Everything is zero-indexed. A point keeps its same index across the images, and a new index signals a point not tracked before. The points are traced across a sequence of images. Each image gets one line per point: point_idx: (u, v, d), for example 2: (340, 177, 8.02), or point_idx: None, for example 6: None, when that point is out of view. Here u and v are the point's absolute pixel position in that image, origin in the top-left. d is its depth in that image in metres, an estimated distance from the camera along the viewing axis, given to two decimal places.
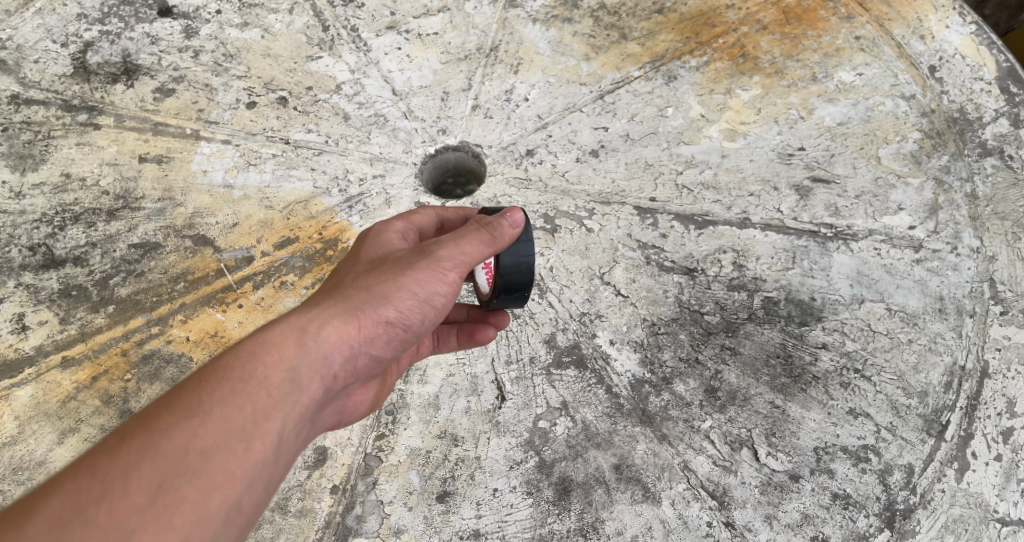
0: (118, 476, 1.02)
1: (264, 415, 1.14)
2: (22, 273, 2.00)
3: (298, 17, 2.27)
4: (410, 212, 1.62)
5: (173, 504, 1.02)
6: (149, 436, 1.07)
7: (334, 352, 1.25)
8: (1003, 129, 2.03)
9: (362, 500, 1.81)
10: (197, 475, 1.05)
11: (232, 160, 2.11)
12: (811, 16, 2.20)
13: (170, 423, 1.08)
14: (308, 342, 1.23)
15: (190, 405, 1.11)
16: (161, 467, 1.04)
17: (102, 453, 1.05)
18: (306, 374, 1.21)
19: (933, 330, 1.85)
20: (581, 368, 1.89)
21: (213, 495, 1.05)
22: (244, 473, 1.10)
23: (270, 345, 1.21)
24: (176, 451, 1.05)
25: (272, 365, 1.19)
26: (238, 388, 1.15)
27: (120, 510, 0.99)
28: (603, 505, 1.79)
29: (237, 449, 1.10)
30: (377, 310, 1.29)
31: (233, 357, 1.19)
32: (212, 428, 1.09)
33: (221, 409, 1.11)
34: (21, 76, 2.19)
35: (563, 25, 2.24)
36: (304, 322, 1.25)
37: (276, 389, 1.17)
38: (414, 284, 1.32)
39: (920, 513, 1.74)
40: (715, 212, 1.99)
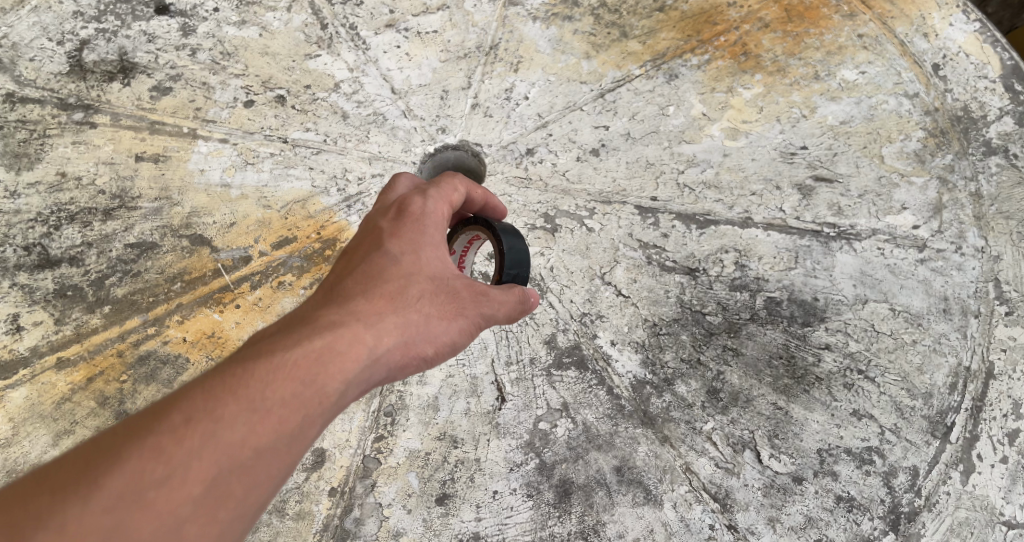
0: (179, 461, 0.98)
1: (316, 422, 1.09)
2: (17, 274, 1.98)
3: (297, 15, 2.23)
4: (454, 189, 1.45)
5: (220, 500, 0.99)
6: (210, 423, 1.01)
7: (382, 370, 1.20)
8: (1007, 128, 2.01)
9: (361, 502, 1.79)
10: (249, 476, 1.01)
11: (229, 159, 2.09)
12: (814, 13, 2.17)
13: (231, 415, 1.03)
14: (367, 356, 1.16)
15: (250, 398, 1.04)
16: (218, 461, 0.99)
17: (162, 434, 1.00)
18: (357, 390, 1.16)
19: (938, 330, 1.83)
20: (581, 369, 1.87)
21: (256, 498, 1.02)
22: (285, 482, 1.07)
23: (332, 349, 1.14)
24: (234, 447, 1.01)
25: (332, 373, 1.11)
26: (297, 388, 1.08)
27: (175, 499, 0.96)
28: (604, 508, 1.78)
29: (285, 455, 1.05)
30: (426, 341, 1.25)
31: (296, 352, 1.11)
32: (267, 429, 1.04)
33: (279, 408, 1.05)
34: (16, 74, 2.17)
35: (564, 23, 2.21)
36: (367, 332, 1.18)
37: (330, 400, 1.11)
38: (462, 328, 1.29)
39: (924, 516, 1.73)
40: (717, 212, 1.97)
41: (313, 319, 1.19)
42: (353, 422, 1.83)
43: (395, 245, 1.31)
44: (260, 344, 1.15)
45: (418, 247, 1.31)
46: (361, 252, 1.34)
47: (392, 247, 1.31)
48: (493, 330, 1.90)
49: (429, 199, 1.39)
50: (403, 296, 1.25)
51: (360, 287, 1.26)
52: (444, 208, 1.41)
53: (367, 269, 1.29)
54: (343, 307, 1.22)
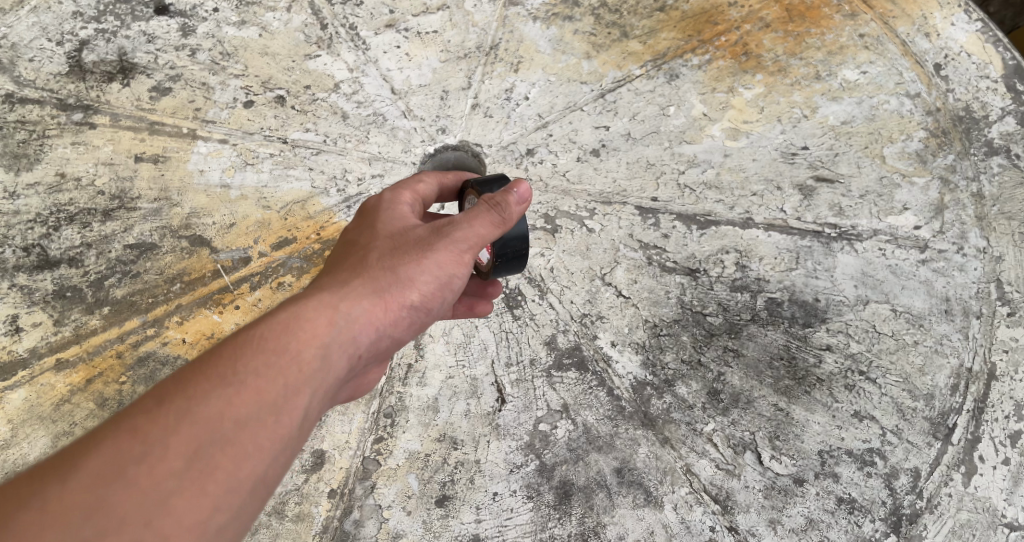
0: (156, 438, 0.98)
1: (296, 386, 1.10)
2: (16, 275, 1.97)
3: (296, 15, 2.23)
4: (418, 182, 1.55)
5: (207, 470, 0.98)
6: (183, 399, 1.02)
7: (362, 331, 1.22)
8: (1009, 128, 2.01)
9: (360, 504, 1.79)
10: (233, 445, 1.01)
11: (229, 160, 2.09)
12: (816, 13, 2.17)
13: (205, 389, 1.04)
14: (339, 319, 1.20)
15: (220, 372, 1.06)
16: (198, 432, 1.00)
17: (135, 415, 1.01)
18: (335, 354, 1.18)
19: (940, 331, 1.82)
20: (582, 370, 1.87)
21: (246, 466, 1.01)
22: (276, 451, 1.05)
23: (299, 317, 1.17)
24: (212, 418, 1.01)
25: (303, 337, 1.15)
26: (270, 356, 1.11)
27: (159, 474, 0.96)
28: (604, 510, 1.77)
29: (269, 419, 1.05)
30: (402, 289, 1.27)
31: (262, 327, 1.15)
32: (246, 397, 1.05)
33: (254, 377, 1.07)
34: (15, 75, 2.17)
35: (564, 23, 2.21)
36: (332, 298, 1.22)
37: (308, 364, 1.13)
38: (436, 264, 1.29)
39: (926, 518, 1.72)
40: (717, 213, 1.97)
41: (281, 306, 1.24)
42: (352, 424, 1.83)
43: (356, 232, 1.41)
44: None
45: (372, 225, 1.40)
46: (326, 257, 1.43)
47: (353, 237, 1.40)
48: (493, 332, 1.90)
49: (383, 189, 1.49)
50: (366, 263, 1.30)
51: (327, 274, 1.32)
52: (406, 196, 1.49)
53: (334, 260, 1.37)
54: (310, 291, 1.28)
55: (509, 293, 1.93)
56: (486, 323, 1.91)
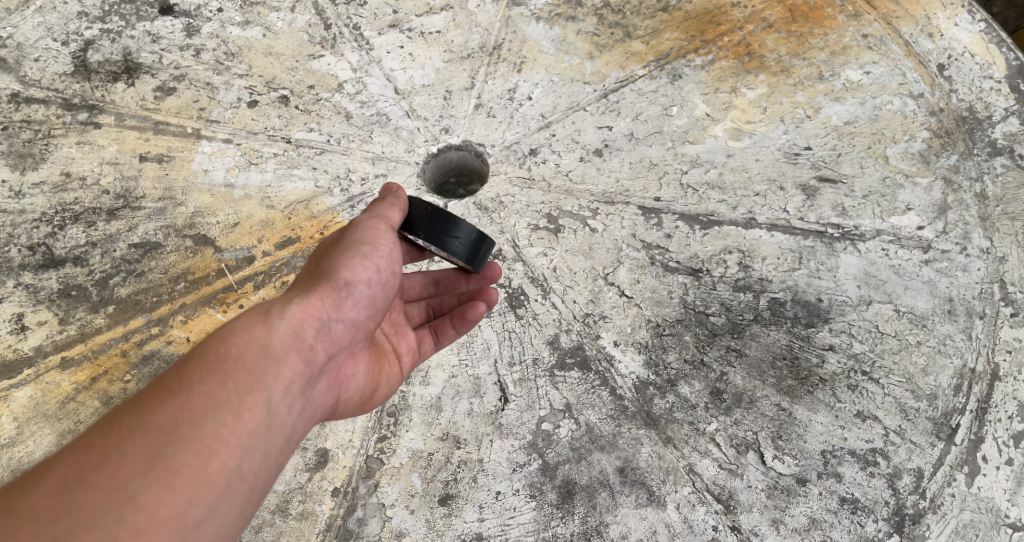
0: (113, 448, 1.04)
1: (245, 383, 1.16)
2: (22, 274, 1.98)
3: (300, 16, 2.26)
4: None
5: (171, 468, 1.03)
6: (134, 414, 1.08)
7: (304, 326, 1.28)
8: (1013, 128, 2.01)
9: (363, 503, 1.78)
10: (193, 443, 1.06)
11: (233, 159, 2.09)
12: (818, 14, 2.18)
13: (155, 402, 1.10)
14: (277, 320, 1.26)
15: (167, 387, 1.12)
16: (155, 436, 1.05)
17: (92, 435, 1.06)
18: (284, 352, 1.24)
19: (943, 331, 1.82)
20: (585, 369, 1.87)
21: (210, 461, 1.06)
22: (238, 444, 1.11)
23: (237, 327, 1.24)
24: (165, 423, 1.07)
25: (243, 340, 1.21)
26: (214, 362, 1.17)
27: (122, 477, 1.00)
28: (607, 509, 1.76)
29: (221, 413, 1.11)
30: (334, 280, 1.34)
31: (204, 345, 1.21)
32: (197, 400, 1.11)
33: (201, 382, 1.13)
34: (21, 74, 2.18)
35: (567, 23, 2.23)
36: (265, 306, 1.29)
37: (254, 364, 1.19)
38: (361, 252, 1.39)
39: (930, 518, 1.71)
40: (720, 213, 1.97)
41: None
42: (355, 423, 1.84)
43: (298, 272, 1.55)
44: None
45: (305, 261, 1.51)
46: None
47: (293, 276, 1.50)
48: (496, 331, 1.91)
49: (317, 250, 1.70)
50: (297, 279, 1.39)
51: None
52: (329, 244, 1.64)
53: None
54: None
55: (511, 294, 1.95)
56: (489, 322, 1.92)
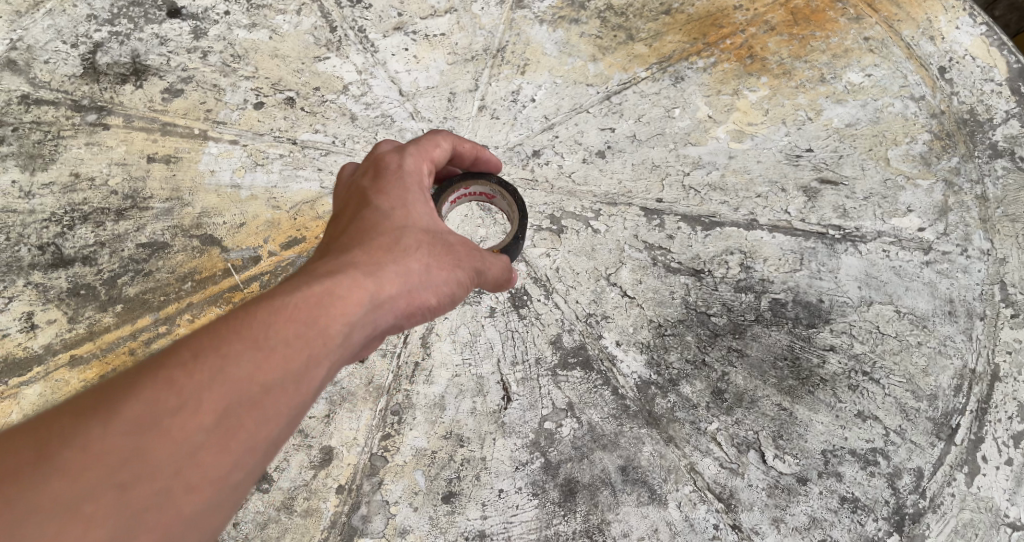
0: (191, 393, 1.01)
1: (321, 362, 1.11)
2: (31, 273, 2.01)
3: (306, 18, 2.28)
4: (433, 145, 1.49)
5: (232, 432, 1.01)
6: (217, 358, 1.04)
7: (384, 314, 1.22)
8: (1013, 131, 2.02)
9: (368, 500, 1.80)
10: (259, 410, 1.04)
11: (239, 160, 2.12)
12: (820, 16, 2.20)
13: (236, 351, 1.05)
14: (367, 301, 1.18)
15: (254, 336, 1.07)
16: (228, 394, 1.02)
17: (173, 366, 1.03)
18: (360, 334, 1.18)
19: (944, 332, 1.83)
20: (587, 369, 1.88)
21: (268, 434, 1.05)
22: (293, 422, 1.09)
23: (334, 293, 1.16)
24: (242, 382, 1.03)
25: (335, 313, 1.14)
26: (302, 328, 1.10)
27: (190, 427, 0.99)
28: (609, 507, 1.77)
29: (292, 390, 1.07)
30: (426, 292, 1.28)
31: (297, 295, 1.13)
32: (275, 366, 1.06)
33: (285, 346, 1.08)
34: (31, 76, 2.22)
35: (570, 26, 2.25)
36: (366, 279, 1.20)
37: (334, 341, 1.13)
38: (459, 280, 1.33)
39: (930, 518, 1.72)
40: (722, 214, 1.98)
41: (312, 271, 1.23)
42: (360, 421, 1.86)
43: (384, 201, 1.37)
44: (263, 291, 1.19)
45: (405, 204, 1.36)
46: (348, 216, 1.38)
47: (381, 205, 1.36)
48: (499, 331, 1.93)
49: (408, 155, 1.44)
50: (397, 248, 1.28)
51: (357, 244, 1.29)
52: (424, 166, 1.46)
53: (361, 224, 1.33)
54: (339, 259, 1.26)
55: (515, 293, 1.96)
56: (492, 321, 1.94)
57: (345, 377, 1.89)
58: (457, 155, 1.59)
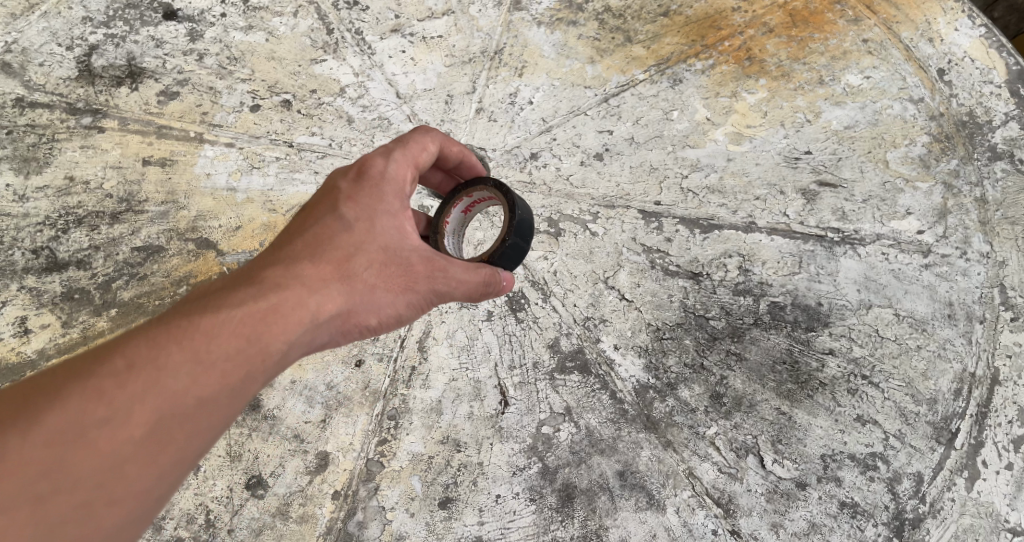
0: (123, 404, 1.13)
1: (255, 378, 1.22)
2: (25, 277, 1.99)
3: (303, 20, 2.27)
4: (422, 149, 1.46)
5: (159, 445, 1.13)
6: (152, 371, 1.15)
7: (322, 332, 1.29)
8: (1013, 133, 2.01)
9: (364, 505, 1.79)
10: (188, 423, 1.15)
11: (235, 163, 2.11)
12: (819, 18, 2.19)
13: (171, 365, 1.16)
14: (307, 323, 1.26)
15: (192, 351, 1.18)
16: (157, 407, 1.14)
17: (106, 378, 1.15)
18: (297, 350, 1.27)
19: (943, 335, 1.82)
20: (585, 373, 1.86)
21: (196, 443, 1.17)
22: (222, 430, 1.20)
23: (277, 311, 1.24)
24: (174, 396, 1.15)
25: (274, 333, 1.22)
26: (240, 346, 1.20)
27: (119, 437, 1.12)
28: (607, 512, 1.76)
29: (224, 406, 1.19)
30: (368, 312, 1.33)
31: (238, 312, 1.22)
32: (208, 381, 1.17)
33: (222, 363, 1.18)
34: (26, 79, 2.21)
35: (568, 27, 2.24)
36: (310, 299, 1.27)
37: (269, 359, 1.22)
38: (408, 302, 1.35)
39: (929, 523, 1.71)
40: (721, 217, 1.98)
41: (260, 278, 1.28)
42: (356, 426, 1.84)
43: (349, 210, 1.36)
44: (208, 296, 1.27)
45: (370, 215, 1.35)
46: (312, 214, 1.38)
47: (345, 210, 1.36)
48: (496, 335, 1.92)
49: (392, 161, 1.41)
50: (349, 267, 1.31)
51: (311, 253, 1.32)
52: (408, 172, 1.43)
53: (320, 229, 1.35)
54: (289, 269, 1.30)
55: (512, 297, 1.95)
56: (490, 325, 1.93)
57: (342, 381, 1.88)
58: (445, 156, 1.59)
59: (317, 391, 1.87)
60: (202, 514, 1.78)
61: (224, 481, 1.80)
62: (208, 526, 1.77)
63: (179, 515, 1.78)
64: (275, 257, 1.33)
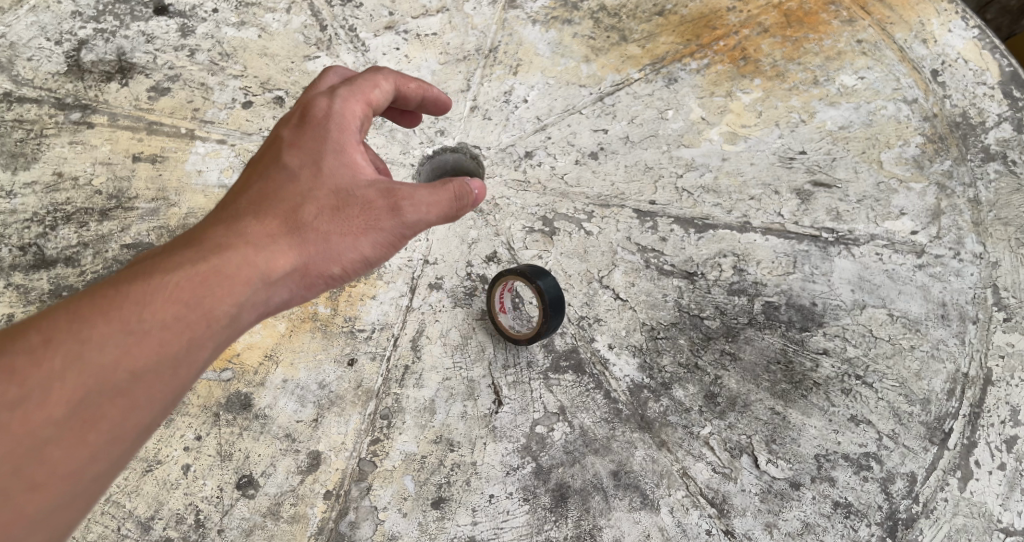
0: (35, 386, 1.02)
1: (203, 345, 1.15)
2: (12, 274, 1.95)
3: (295, 17, 2.28)
4: (372, 86, 1.48)
5: (90, 424, 1.03)
6: (75, 344, 1.06)
7: (277, 291, 1.25)
8: (1005, 134, 2.02)
9: (357, 505, 1.75)
10: (123, 397, 1.06)
11: (227, 160, 2.08)
12: (813, 18, 2.20)
13: (98, 336, 1.07)
14: (258, 282, 1.22)
15: (121, 320, 1.09)
16: (83, 383, 1.04)
17: (20, 357, 1.04)
18: (250, 311, 1.22)
19: (936, 336, 1.82)
20: (579, 372, 1.85)
21: (137, 419, 1.08)
22: (168, 403, 1.13)
23: (221, 271, 1.19)
24: (105, 369, 1.06)
25: (219, 294, 1.17)
26: (180, 310, 1.13)
27: (35, 420, 1.00)
28: (600, 513, 1.72)
29: (167, 377, 1.11)
30: (328, 261, 1.29)
31: (180, 276, 1.16)
32: (145, 349, 1.09)
33: (160, 330, 1.10)
34: (14, 74, 2.19)
35: (563, 26, 2.25)
36: (257, 257, 1.22)
37: (216, 321, 1.17)
38: (373, 242, 1.30)
39: (922, 523, 1.69)
40: (715, 216, 1.97)
41: (200, 241, 1.23)
42: (348, 425, 1.82)
43: (294, 157, 1.35)
44: (143, 264, 1.20)
45: (316, 159, 1.34)
46: (256, 171, 1.36)
47: (289, 160, 1.35)
48: (490, 334, 1.91)
49: (338, 99, 1.42)
50: (300, 218, 1.28)
51: (259, 208, 1.29)
52: (358, 107, 1.43)
53: (265, 185, 1.33)
54: (232, 229, 1.26)
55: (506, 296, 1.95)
56: (484, 324, 1.92)
57: (334, 380, 1.87)
58: (403, 95, 1.58)
59: (309, 390, 1.86)
60: (191, 514, 1.74)
61: (214, 481, 1.77)
62: (197, 527, 1.74)
63: (168, 515, 1.75)
64: (218, 217, 1.29)
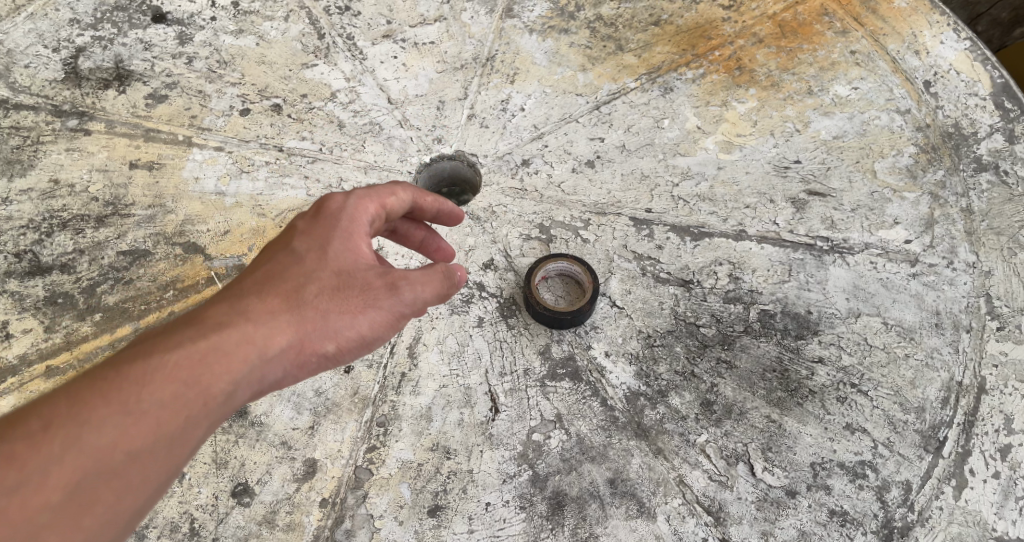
0: (34, 469, 1.04)
1: (199, 424, 1.16)
2: (7, 280, 1.94)
3: (294, 25, 2.29)
4: (390, 193, 1.46)
5: (86, 506, 1.06)
6: (75, 427, 1.08)
7: (273, 370, 1.24)
8: (997, 145, 2.04)
9: (352, 513, 1.74)
10: (117, 479, 1.08)
11: (224, 167, 2.08)
12: (807, 30, 2.23)
13: (98, 419, 1.09)
14: (255, 359, 1.21)
15: (120, 402, 1.11)
16: (80, 465, 1.06)
17: (22, 440, 1.06)
18: (246, 389, 1.22)
19: (930, 344, 1.83)
20: (576, 380, 1.86)
21: (130, 500, 1.10)
22: (163, 481, 1.14)
23: (219, 350, 1.19)
24: (103, 451, 1.08)
25: (217, 373, 1.17)
26: (178, 390, 1.14)
27: (33, 504, 1.03)
28: (597, 521, 1.72)
29: (162, 456, 1.12)
30: (325, 338, 1.27)
31: (179, 355, 1.17)
32: (141, 431, 1.11)
33: (157, 411, 1.12)
34: (11, 81, 2.20)
35: (560, 35, 2.27)
36: (255, 334, 1.22)
37: (212, 401, 1.17)
38: (371, 321, 1.29)
39: (917, 532, 1.68)
40: (711, 225, 1.99)
41: (203, 317, 1.23)
42: (344, 432, 1.82)
43: (303, 243, 1.35)
44: (147, 341, 1.21)
45: (323, 244, 1.34)
46: (265, 253, 1.37)
47: (297, 244, 1.35)
48: (487, 341, 1.91)
49: (352, 196, 1.41)
50: (301, 295, 1.28)
51: (263, 286, 1.30)
52: (371, 207, 1.42)
53: (272, 265, 1.33)
54: (235, 307, 1.26)
55: (504, 303, 1.96)
56: (480, 332, 1.92)
57: (331, 387, 1.87)
58: (419, 208, 1.57)
59: (306, 397, 1.85)
60: (186, 522, 1.73)
61: (209, 489, 1.76)
62: (191, 535, 1.72)
63: (163, 523, 1.74)
64: (223, 294, 1.30)
